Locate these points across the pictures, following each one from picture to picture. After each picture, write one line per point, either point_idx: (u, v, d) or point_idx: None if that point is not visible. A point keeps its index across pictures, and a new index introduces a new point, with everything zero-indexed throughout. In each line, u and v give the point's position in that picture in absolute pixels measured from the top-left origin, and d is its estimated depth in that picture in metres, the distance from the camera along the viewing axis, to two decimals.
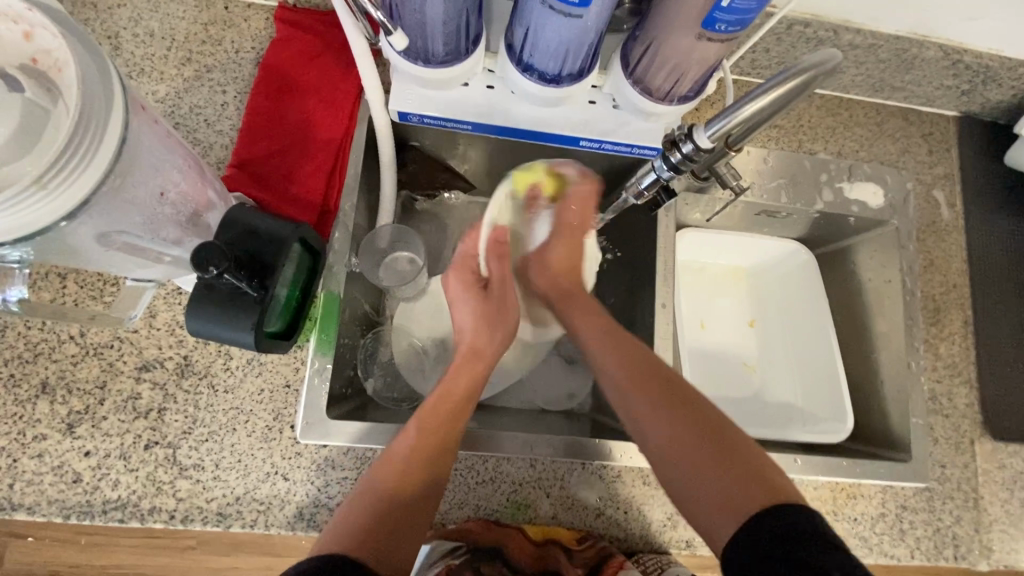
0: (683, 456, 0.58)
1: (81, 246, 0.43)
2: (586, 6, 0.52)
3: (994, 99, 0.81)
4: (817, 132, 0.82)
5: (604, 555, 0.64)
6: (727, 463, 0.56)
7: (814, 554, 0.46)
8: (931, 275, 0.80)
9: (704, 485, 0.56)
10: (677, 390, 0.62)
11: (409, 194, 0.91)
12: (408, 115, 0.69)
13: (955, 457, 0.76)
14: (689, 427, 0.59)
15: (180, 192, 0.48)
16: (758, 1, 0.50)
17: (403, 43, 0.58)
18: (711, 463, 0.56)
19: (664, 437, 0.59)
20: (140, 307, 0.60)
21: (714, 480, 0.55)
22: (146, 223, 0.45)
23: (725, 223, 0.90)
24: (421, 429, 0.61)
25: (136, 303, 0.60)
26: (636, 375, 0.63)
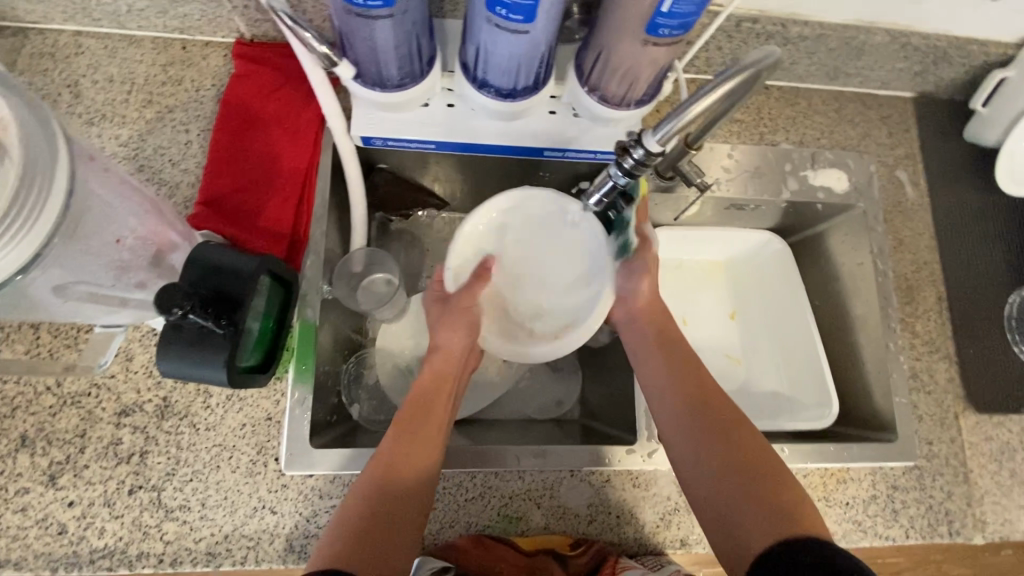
0: (710, 474, 0.58)
1: (40, 297, 0.44)
2: (531, 22, 0.54)
3: (947, 77, 0.83)
4: (778, 123, 0.83)
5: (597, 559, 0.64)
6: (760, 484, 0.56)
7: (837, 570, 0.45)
8: (901, 255, 0.81)
9: (733, 511, 0.56)
10: (725, 416, 0.62)
11: (382, 215, 0.91)
12: (371, 139, 0.70)
13: (941, 433, 0.76)
14: (731, 450, 0.59)
15: (138, 236, 0.48)
16: (696, 5, 0.51)
17: (349, 72, 0.60)
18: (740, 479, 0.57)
19: (695, 446, 0.60)
20: (108, 355, 0.62)
21: (745, 504, 0.55)
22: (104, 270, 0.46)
23: (697, 219, 0.91)
24: (409, 430, 0.61)
25: (105, 350, 0.62)
26: (690, 395, 0.64)
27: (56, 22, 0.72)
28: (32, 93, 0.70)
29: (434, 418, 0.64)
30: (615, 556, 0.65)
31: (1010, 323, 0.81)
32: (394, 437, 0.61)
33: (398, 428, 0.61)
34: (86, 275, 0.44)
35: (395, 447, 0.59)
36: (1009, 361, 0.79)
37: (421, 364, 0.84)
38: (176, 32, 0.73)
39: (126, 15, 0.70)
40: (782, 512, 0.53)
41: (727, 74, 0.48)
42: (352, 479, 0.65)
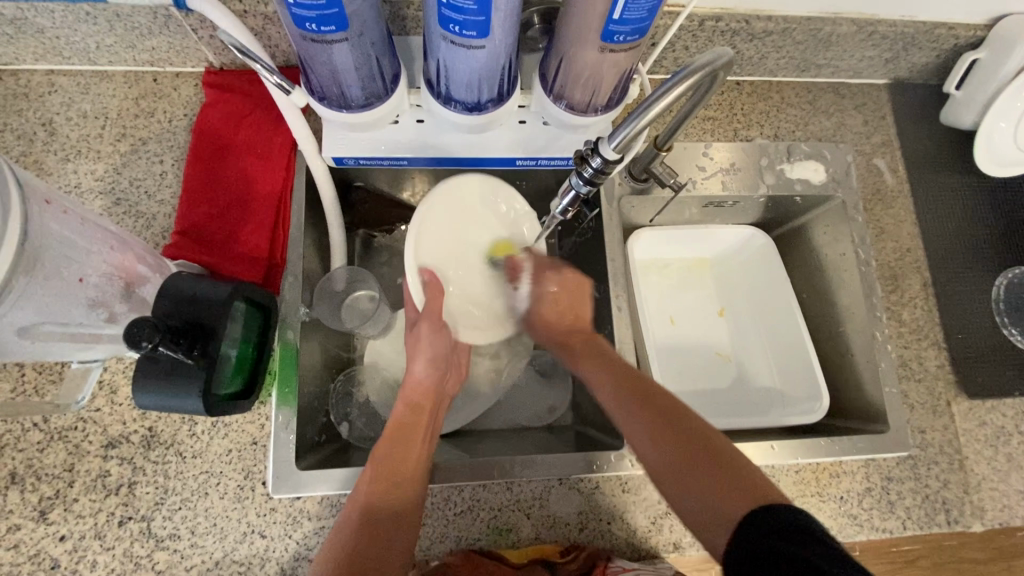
0: (670, 467, 0.57)
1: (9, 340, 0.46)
2: (484, 37, 0.54)
3: (920, 62, 0.82)
4: (751, 118, 0.83)
5: (590, 563, 0.63)
6: (713, 463, 0.55)
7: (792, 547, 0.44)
8: (883, 243, 0.81)
9: (692, 498, 0.55)
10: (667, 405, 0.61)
11: (365, 232, 0.92)
12: (343, 159, 0.70)
13: (934, 421, 0.75)
14: (683, 441, 0.57)
15: (102, 273, 0.50)
16: (647, 10, 0.52)
17: (303, 99, 0.61)
18: (691, 469, 0.56)
19: (648, 446, 0.59)
20: (84, 394, 0.64)
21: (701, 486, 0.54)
22: (70, 309, 0.48)
23: (678, 218, 0.91)
24: (394, 445, 0.64)
25: (82, 385, 0.64)
26: (629, 386, 0.63)
27: (29, 63, 0.73)
28: (8, 133, 0.71)
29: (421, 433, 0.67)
30: (606, 559, 0.64)
31: (999, 305, 0.80)
32: (380, 460, 0.62)
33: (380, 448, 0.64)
34: (52, 315, 0.47)
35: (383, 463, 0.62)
36: (1000, 343, 0.79)
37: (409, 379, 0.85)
38: (146, 65, 0.74)
39: (95, 52, 0.71)
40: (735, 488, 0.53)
41: (678, 76, 0.48)
42: (340, 498, 0.65)
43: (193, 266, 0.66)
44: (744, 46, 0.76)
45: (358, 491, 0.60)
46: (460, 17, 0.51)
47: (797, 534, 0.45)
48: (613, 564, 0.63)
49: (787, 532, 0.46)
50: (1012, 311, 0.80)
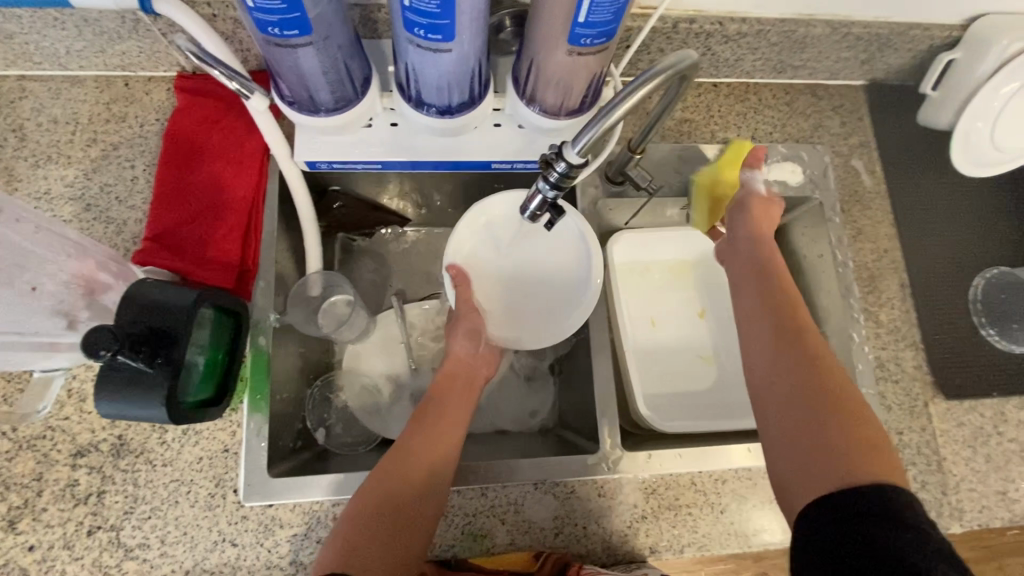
0: (797, 410, 0.54)
1: None
2: (449, 40, 0.54)
3: (896, 63, 0.82)
4: (729, 120, 0.83)
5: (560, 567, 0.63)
6: (838, 419, 0.52)
7: (882, 533, 0.43)
8: (861, 244, 0.81)
9: (800, 454, 0.51)
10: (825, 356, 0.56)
11: (344, 236, 0.91)
12: (317, 163, 0.70)
13: (911, 422, 0.75)
14: (815, 391, 0.54)
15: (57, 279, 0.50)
16: (612, 13, 0.51)
17: (264, 103, 0.61)
18: (820, 421, 0.52)
19: (759, 384, 0.58)
20: (48, 399, 0.63)
21: (829, 441, 0.51)
22: (23, 317, 0.47)
23: (659, 220, 0.91)
24: (420, 435, 0.65)
25: (45, 393, 0.62)
26: (777, 320, 0.60)
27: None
28: None
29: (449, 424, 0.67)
30: (578, 563, 0.64)
31: (976, 306, 0.80)
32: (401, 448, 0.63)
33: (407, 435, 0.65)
34: (12, 321, 0.46)
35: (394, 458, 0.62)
36: (977, 344, 0.79)
37: (388, 383, 0.84)
38: (117, 70, 0.74)
39: (65, 57, 0.71)
40: (858, 454, 0.49)
41: (642, 79, 0.48)
42: (312, 506, 0.64)
43: (163, 272, 0.65)
44: (718, 48, 0.76)
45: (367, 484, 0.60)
46: (424, 20, 0.51)
47: (895, 523, 0.43)
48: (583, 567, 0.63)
49: (884, 518, 0.44)
50: (988, 311, 0.80)
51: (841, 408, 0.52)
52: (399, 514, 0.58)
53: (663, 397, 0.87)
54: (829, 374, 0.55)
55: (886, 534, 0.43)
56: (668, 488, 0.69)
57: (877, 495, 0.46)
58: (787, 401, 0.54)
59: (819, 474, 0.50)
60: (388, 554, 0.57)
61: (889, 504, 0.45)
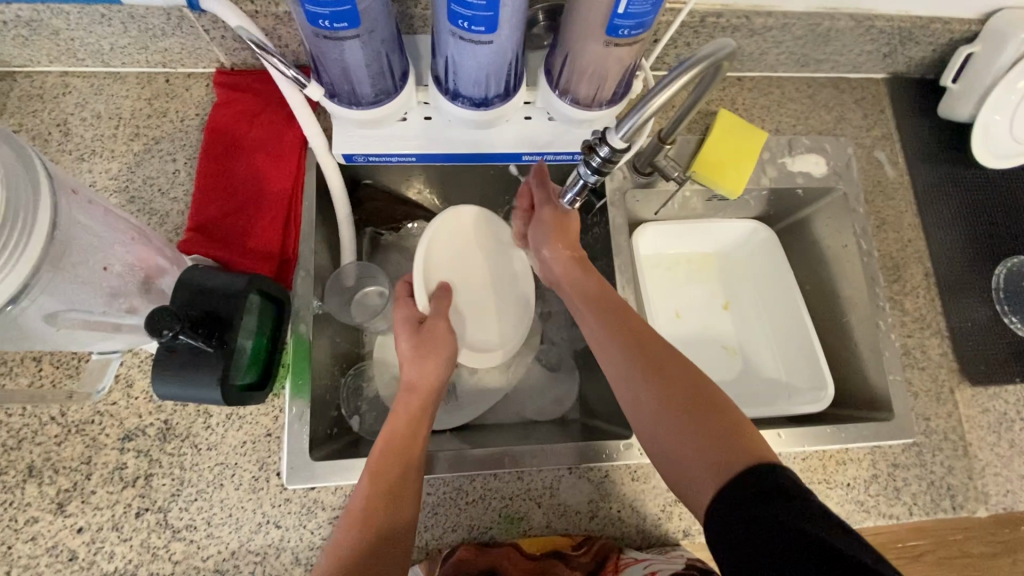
0: (662, 416, 0.57)
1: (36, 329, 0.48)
2: (492, 32, 0.56)
3: (917, 57, 0.84)
4: (753, 112, 0.84)
5: (601, 557, 0.64)
6: (711, 429, 0.54)
7: (776, 510, 0.45)
8: (884, 234, 0.82)
9: (683, 450, 0.54)
10: (659, 350, 0.62)
11: (373, 229, 0.93)
12: (353, 156, 0.72)
13: (937, 408, 0.76)
14: (674, 387, 0.58)
15: (124, 264, 0.52)
16: (651, 4, 0.53)
17: (318, 92, 0.63)
18: (685, 415, 0.56)
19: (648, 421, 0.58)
20: (106, 379, 0.65)
21: (692, 431, 0.55)
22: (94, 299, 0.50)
23: (682, 212, 0.92)
24: (390, 441, 0.62)
25: (103, 374, 0.65)
26: (626, 334, 0.64)
27: (44, 65, 0.74)
28: (24, 134, 0.72)
29: (417, 429, 0.64)
30: (616, 553, 0.65)
31: (999, 294, 0.81)
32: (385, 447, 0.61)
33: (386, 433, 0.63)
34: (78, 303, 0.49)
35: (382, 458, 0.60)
36: (1002, 331, 0.79)
37: None
38: (159, 66, 0.76)
39: (110, 54, 0.73)
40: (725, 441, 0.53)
41: (683, 66, 0.49)
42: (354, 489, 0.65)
43: (207, 261, 0.67)
44: (744, 41, 0.78)
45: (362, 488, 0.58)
46: (469, 12, 0.53)
47: (786, 499, 0.46)
48: (625, 560, 0.63)
49: (773, 493, 0.47)
50: (1013, 299, 0.81)
51: (713, 416, 0.55)
52: (377, 515, 0.56)
53: None
54: (675, 377, 0.59)
55: (779, 511, 0.45)
56: None
57: (757, 470, 0.49)
58: (662, 414, 0.57)
59: (699, 458, 0.53)
60: (387, 563, 0.54)
61: (772, 475, 0.48)
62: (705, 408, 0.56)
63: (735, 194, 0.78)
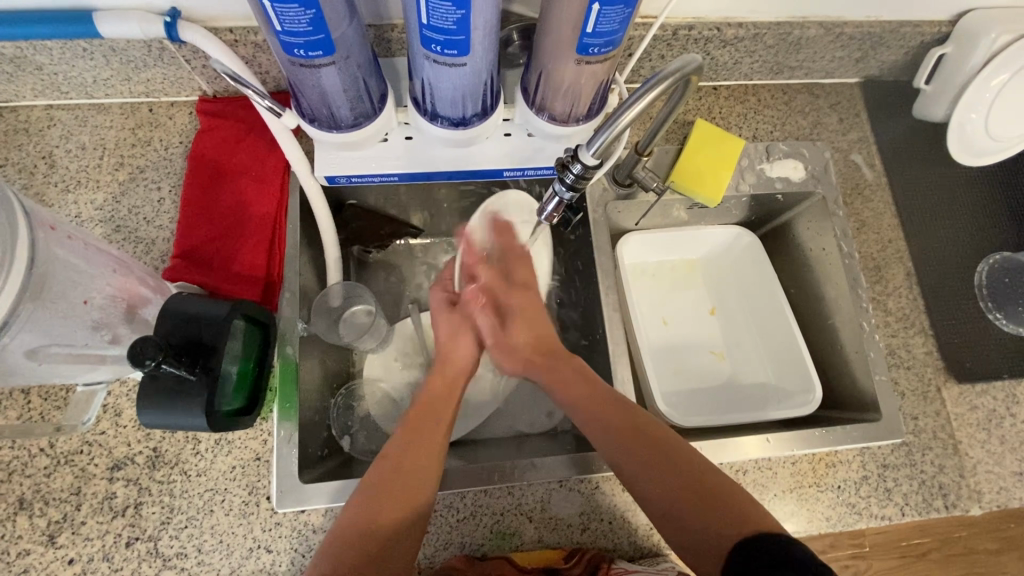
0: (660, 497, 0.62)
1: (18, 365, 0.49)
2: (464, 55, 0.57)
3: (889, 60, 0.85)
4: (729, 120, 0.85)
5: (593, 567, 0.64)
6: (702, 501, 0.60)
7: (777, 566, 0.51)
8: (865, 235, 0.83)
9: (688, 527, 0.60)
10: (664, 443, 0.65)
11: (361, 248, 0.94)
12: (336, 177, 0.73)
13: (925, 408, 0.76)
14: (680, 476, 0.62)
15: (105, 296, 0.53)
16: (619, 22, 0.54)
17: (294, 120, 0.64)
18: (692, 505, 0.60)
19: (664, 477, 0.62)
20: (91, 412, 0.65)
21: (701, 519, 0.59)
22: (74, 333, 0.51)
23: (664, 220, 0.94)
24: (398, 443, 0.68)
25: (88, 406, 0.65)
26: (620, 429, 0.66)
27: (28, 99, 0.75)
28: (9, 167, 0.73)
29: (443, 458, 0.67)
30: (608, 561, 0.65)
31: (982, 292, 0.81)
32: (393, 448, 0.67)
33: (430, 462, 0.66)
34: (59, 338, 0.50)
35: (388, 472, 0.63)
36: (987, 328, 0.80)
37: (410, 390, 0.86)
38: (142, 96, 0.77)
39: (93, 86, 0.74)
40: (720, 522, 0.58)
41: (649, 82, 0.50)
42: None
43: (193, 287, 0.68)
44: (717, 52, 0.79)
45: (371, 481, 0.63)
46: (440, 37, 0.54)
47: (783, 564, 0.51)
48: (616, 567, 0.64)
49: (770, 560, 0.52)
50: (995, 295, 0.81)
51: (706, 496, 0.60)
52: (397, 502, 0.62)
53: (680, 392, 0.89)
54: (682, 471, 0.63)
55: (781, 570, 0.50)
56: None
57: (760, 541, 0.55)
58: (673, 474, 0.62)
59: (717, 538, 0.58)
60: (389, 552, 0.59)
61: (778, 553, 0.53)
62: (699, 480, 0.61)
63: (716, 202, 0.79)
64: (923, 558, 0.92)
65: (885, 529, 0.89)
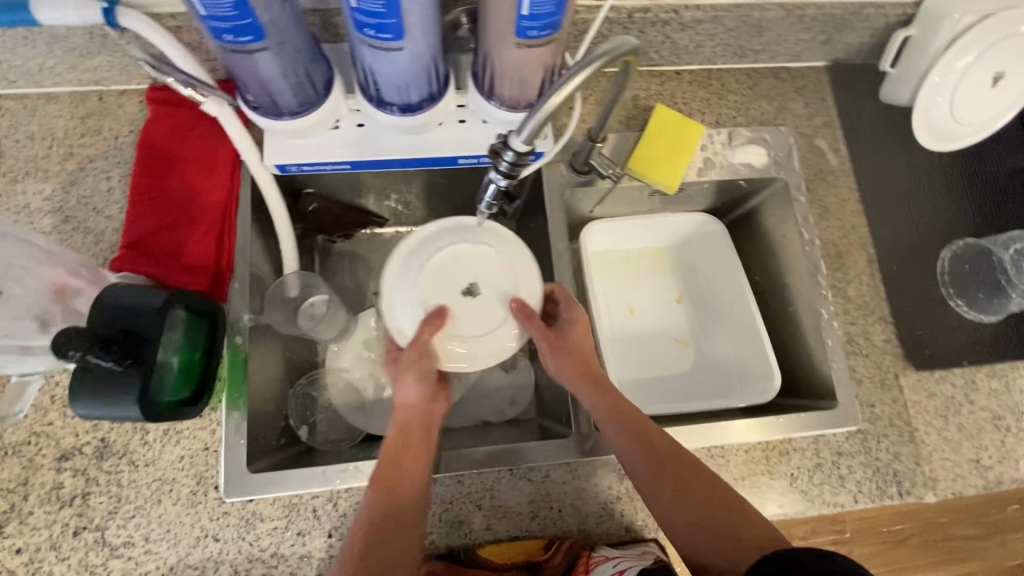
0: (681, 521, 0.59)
1: None
2: (399, 40, 0.55)
3: (855, 43, 0.83)
4: (692, 106, 0.84)
5: (574, 556, 0.64)
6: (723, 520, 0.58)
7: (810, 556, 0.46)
8: (828, 222, 0.81)
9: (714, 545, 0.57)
10: (684, 459, 0.62)
11: (325, 238, 0.94)
12: (286, 165, 0.72)
13: (882, 395, 0.76)
14: (700, 501, 0.60)
15: None
16: (554, 4, 0.53)
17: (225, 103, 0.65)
18: (709, 534, 0.57)
19: (679, 502, 0.60)
20: (23, 401, 0.64)
21: (722, 542, 0.57)
22: None
23: (629, 207, 0.93)
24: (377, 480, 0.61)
25: (20, 396, 0.64)
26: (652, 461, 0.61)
27: None
28: None
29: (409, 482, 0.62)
30: (588, 550, 0.65)
31: (944, 278, 0.80)
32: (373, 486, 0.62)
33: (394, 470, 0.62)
34: None
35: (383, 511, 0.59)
36: (948, 316, 0.79)
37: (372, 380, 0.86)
38: (91, 85, 0.76)
39: (39, 74, 0.73)
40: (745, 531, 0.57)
41: (580, 66, 0.49)
42: (292, 499, 0.66)
43: (139, 278, 0.67)
44: (676, 35, 0.77)
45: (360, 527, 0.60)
46: (372, 20, 0.53)
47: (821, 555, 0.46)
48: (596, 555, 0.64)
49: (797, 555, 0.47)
50: (956, 282, 0.80)
51: (720, 511, 0.59)
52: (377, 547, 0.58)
53: (643, 381, 0.89)
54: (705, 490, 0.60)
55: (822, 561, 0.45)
56: None
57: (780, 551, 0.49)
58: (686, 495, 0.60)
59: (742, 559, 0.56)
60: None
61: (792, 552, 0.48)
62: (715, 494, 0.60)
63: (673, 190, 0.77)
64: (903, 542, 0.93)
65: (864, 514, 0.91)
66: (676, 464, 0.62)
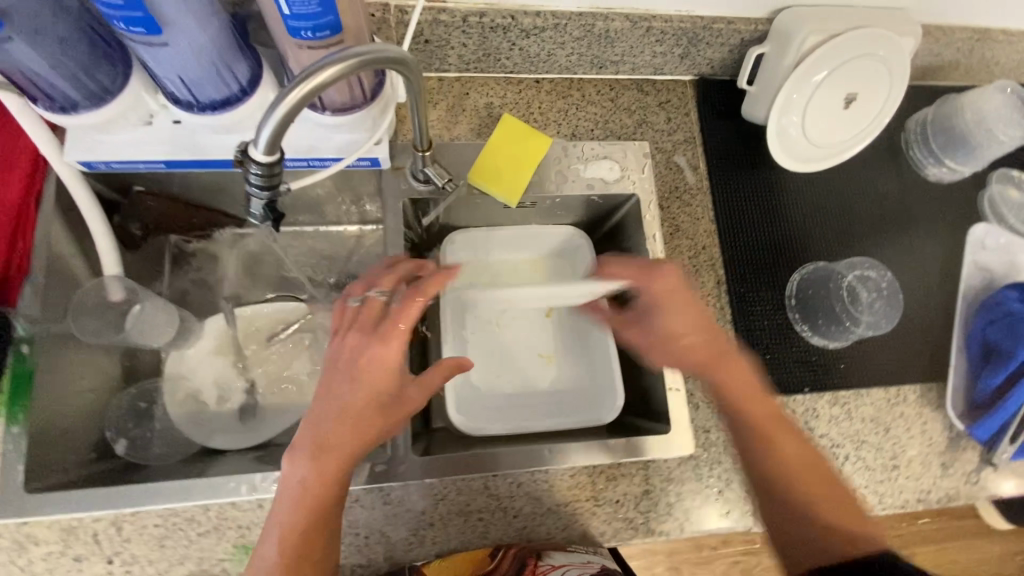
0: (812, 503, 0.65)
1: None
2: (153, 34, 0.52)
3: (716, 58, 0.81)
4: (548, 116, 0.81)
5: (520, 563, 0.64)
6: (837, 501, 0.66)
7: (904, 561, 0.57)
8: (679, 242, 0.79)
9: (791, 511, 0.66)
10: (787, 421, 0.71)
11: (178, 239, 0.90)
12: (91, 163, 0.68)
13: (719, 420, 0.74)
14: (818, 485, 0.66)
15: None
16: (316, 4, 0.49)
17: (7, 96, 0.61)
18: (767, 502, 0.68)
19: (795, 471, 0.67)
20: None
21: (824, 507, 0.65)
22: None
23: (495, 217, 0.90)
24: (300, 491, 0.56)
25: None
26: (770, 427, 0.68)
27: None
28: None
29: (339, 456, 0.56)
30: (535, 558, 0.65)
31: (791, 302, 0.79)
32: (294, 493, 0.56)
33: (318, 442, 0.56)
34: None
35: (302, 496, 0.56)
36: (792, 341, 0.78)
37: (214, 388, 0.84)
38: None
39: None
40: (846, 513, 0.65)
41: (320, 69, 0.45)
42: (72, 521, 0.62)
43: None
44: (521, 42, 0.74)
45: (280, 520, 0.55)
46: (113, 13, 0.49)
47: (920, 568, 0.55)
48: (543, 563, 0.64)
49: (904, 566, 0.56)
50: (802, 306, 0.79)
51: (833, 486, 0.66)
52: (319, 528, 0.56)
53: (499, 397, 0.85)
54: (806, 460, 0.67)
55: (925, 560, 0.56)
56: (459, 494, 0.68)
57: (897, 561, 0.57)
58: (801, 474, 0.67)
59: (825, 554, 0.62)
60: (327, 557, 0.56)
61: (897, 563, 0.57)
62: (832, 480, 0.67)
63: (514, 204, 0.75)
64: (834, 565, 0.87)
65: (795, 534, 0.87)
66: (778, 426, 0.69)
